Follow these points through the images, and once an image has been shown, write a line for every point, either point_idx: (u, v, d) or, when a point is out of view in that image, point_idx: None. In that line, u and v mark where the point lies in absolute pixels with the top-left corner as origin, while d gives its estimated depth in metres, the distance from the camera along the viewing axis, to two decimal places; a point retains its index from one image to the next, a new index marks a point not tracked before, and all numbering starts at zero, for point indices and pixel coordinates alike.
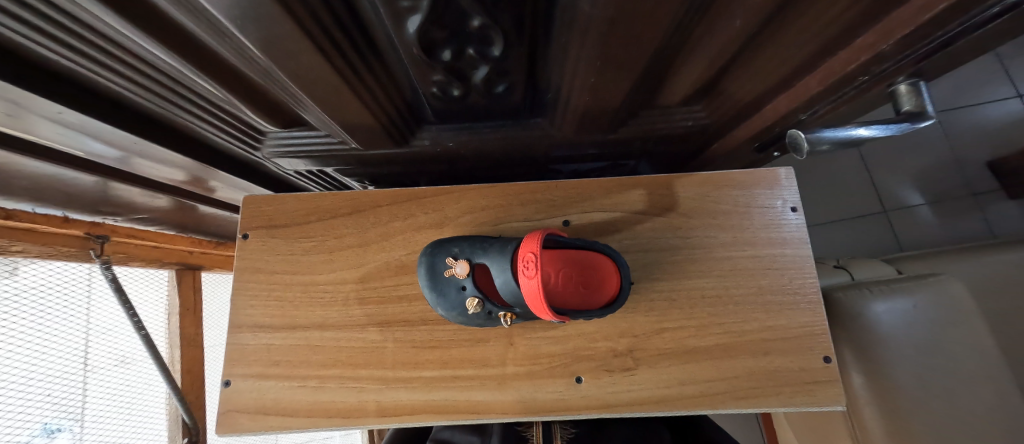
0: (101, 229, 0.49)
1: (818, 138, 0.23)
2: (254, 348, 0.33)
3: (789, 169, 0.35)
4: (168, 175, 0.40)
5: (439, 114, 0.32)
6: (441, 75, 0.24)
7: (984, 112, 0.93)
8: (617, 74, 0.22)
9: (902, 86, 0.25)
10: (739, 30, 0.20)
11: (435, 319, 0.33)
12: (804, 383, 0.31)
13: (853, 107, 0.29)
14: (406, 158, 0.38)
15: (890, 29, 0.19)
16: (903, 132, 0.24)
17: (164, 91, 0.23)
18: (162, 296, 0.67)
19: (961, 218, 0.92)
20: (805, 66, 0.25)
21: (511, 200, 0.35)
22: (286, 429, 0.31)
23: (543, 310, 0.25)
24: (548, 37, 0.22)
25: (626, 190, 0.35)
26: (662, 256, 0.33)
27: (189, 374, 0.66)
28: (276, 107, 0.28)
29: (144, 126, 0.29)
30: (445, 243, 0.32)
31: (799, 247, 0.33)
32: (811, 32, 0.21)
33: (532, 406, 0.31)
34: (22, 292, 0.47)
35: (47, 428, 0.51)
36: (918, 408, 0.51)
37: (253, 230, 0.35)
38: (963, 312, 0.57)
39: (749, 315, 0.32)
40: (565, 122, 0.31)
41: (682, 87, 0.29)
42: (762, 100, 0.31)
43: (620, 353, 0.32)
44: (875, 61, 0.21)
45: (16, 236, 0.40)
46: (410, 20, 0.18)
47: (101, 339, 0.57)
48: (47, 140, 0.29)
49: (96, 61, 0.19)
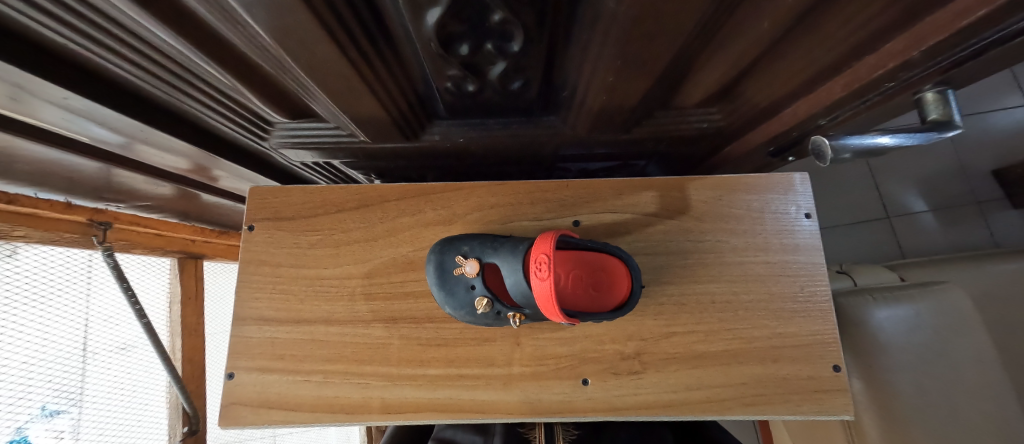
0: (104, 216, 0.48)
1: (840, 145, 0.23)
2: (257, 340, 0.33)
3: (804, 174, 0.34)
4: (171, 163, 0.40)
5: (450, 109, 0.31)
6: (456, 69, 0.24)
7: (995, 120, 0.92)
8: (639, 72, 0.21)
9: (929, 94, 0.24)
10: (768, 30, 0.20)
11: (441, 316, 0.33)
12: (813, 391, 0.31)
13: (877, 114, 0.27)
14: (414, 152, 0.37)
15: (923, 35, 0.18)
16: (928, 141, 0.24)
17: (171, 78, 0.23)
18: (163, 283, 0.67)
19: (964, 226, 0.91)
20: (829, 70, 0.24)
21: (520, 199, 0.34)
22: (289, 422, 0.31)
23: (554, 313, 0.25)
24: (567, 34, 0.21)
25: (639, 191, 0.34)
26: (672, 259, 0.33)
27: (189, 362, 0.67)
28: (284, 97, 0.27)
29: (149, 114, 0.28)
30: (454, 241, 0.31)
31: (811, 254, 0.33)
32: (840, 35, 0.20)
33: (538, 407, 0.31)
34: (22, 277, 0.47)
35: (46, 409, 0.51)
36: (918, 415, 0.51)
37: (258, 222, 0.34)
38: (963, 320, 0.57)
39: (759, 322, 0.32)
40: (577, 121, 0.31)
41: (699, 88, 0.29)
42: (781, 104, 0.30)
43: (628, 356, 0.32)
44: (904, 68, 0.21)
45: (17, 221, 0.40)
46: (429, 13, 0.17)
47: (101, 326, 0.57)
48: (49, 125, 0.28)
49: (101, 45, 0.18)
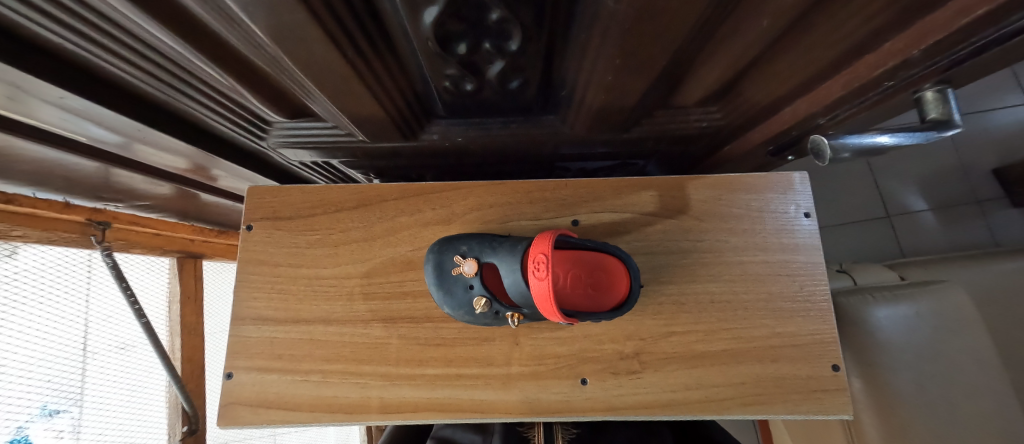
0: (102, 216, 0.49)
1: (840, 145, 0.23)
2: (256, 340, 0.33)
3: (804, 173, 0.34)
4: (170, 163, 0.40)
5: (449, 108, 0.31)
6: (455, 68, 0.24)
7: (996, 118, 0.92)
8: (637, 72, 0.21)
9: (928, 93, 0.24)
10: (767, 29, 0.19)
11: (439, 316, 0.33)
12: (812, 391, 0.31)
13: (876, 113, 0.27)
14: (413, 152, 0.37)
15: (923, 34, 0.18)
16: (927, 141, 0.24)
17: (169, 77, 0.23)
18: (162, 283, 0.67)
19: (965, 226, 0.91)
20: (829, 69, 0.24)
21: (519, 198, 0.34)
22: (288, 422, 0.31)
23: (552, 312, 0.25)
24: (566, 33, 0.21)
25: (638, 191, 0.34)
26: (671, 259, 0.33)
27: (189, 362, 0.67)
28: (283, 97, 0.27)
29: (147, 114, 0.28)
30: (453, 241, 0.31)
31: (811, 253, 0.33)
32: (840, 33, 0.20)
33: (537, 406, 0.31)
34: (21, 277, 0.46)
35: (46, 408, 0.51)
36: (917, 414, 0.51)
37: (257, 222, 0.34)
38: (963, 320, 0.57)
39: (759, 321, 0.32)
40: (576, 120, 0.30)
41: (698, 87, 0.28)
42: (780, 103, 0.30)
43: (627, 356, 0.32)
44: (904, 67, 0.20)
45: (17, 221, 0.40)
46: (427, 12, 0.17)
47: (100, 326, 0.56)
48: (47, 125, 0.28)
49: (98, 44, 0.18)
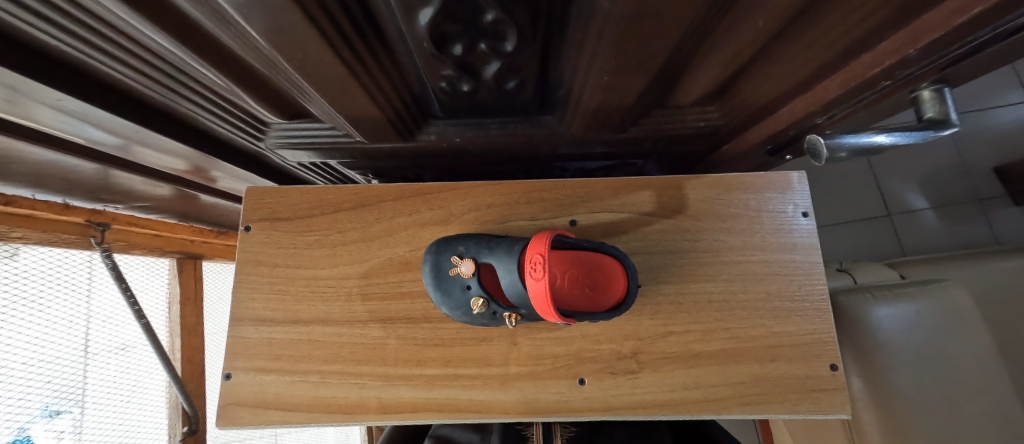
0: (102, 217, 0.48)
1: (838, 144, 0.23)
2: (254, 341, 0.33)
3: (801, 173, 0.34)
4: (169, 164, 0.40)
5: (446, 108, 0.31)
6: (451, 69, 0.24)
7: (998, 117, 0.91)
8: (633, 72, 0.21)
9: (924, 93, 0.24)
10: (764, 28, 0.19)
11: (437, 316, 0.33)
12: (810, 390, 0.31)
13: (873, 113, 0.27)
14: (411, 152, 0.37)
15: (920, 32, 0.18)
16: (924, 140, 0.24)
17: (165, 79, 0.23)
18: (162, 284, 0.67)
19: (966, 224, 0.91)
20: (826, 68, 0.24)
21: (517, 199, 0.34)
22: (286, 423, 0.31)
23: (549, 313, 0.25)
24: (562, 33, 0.21)
25: (635, 191, 0.34)
26: (669, 259, 0.33)
27: (189, 362, 0.67)
28: (280, 98, 0.27)
29: (145, 115, 0.28)
30: (450, 241, 0.31)
31: (809, 253, 0.33)
32: (836, 33, 0.20)
33: (535, 406, 0.31)
34: (22, 278, 0.47)
35: (47, 409, 0.51)
36: (918, 412, 0.51)
37: (255, 223, 0.34)
38: (963, 319, 0.57)
39: (757, 321, 0.32)
40: (573, 120, 0.31)
41: (695, 87, 0.28)
42: (777, 102, 0.30)
43: (625, 355, 0.32)
44: (901, 66, 0.20)
45: (15, 222, 0.40)
46: (422, 13, 0.17)
47: (101, 326, 0.57)
48: (46, 127, 0.28)
49: (94, 46, 0.18)
